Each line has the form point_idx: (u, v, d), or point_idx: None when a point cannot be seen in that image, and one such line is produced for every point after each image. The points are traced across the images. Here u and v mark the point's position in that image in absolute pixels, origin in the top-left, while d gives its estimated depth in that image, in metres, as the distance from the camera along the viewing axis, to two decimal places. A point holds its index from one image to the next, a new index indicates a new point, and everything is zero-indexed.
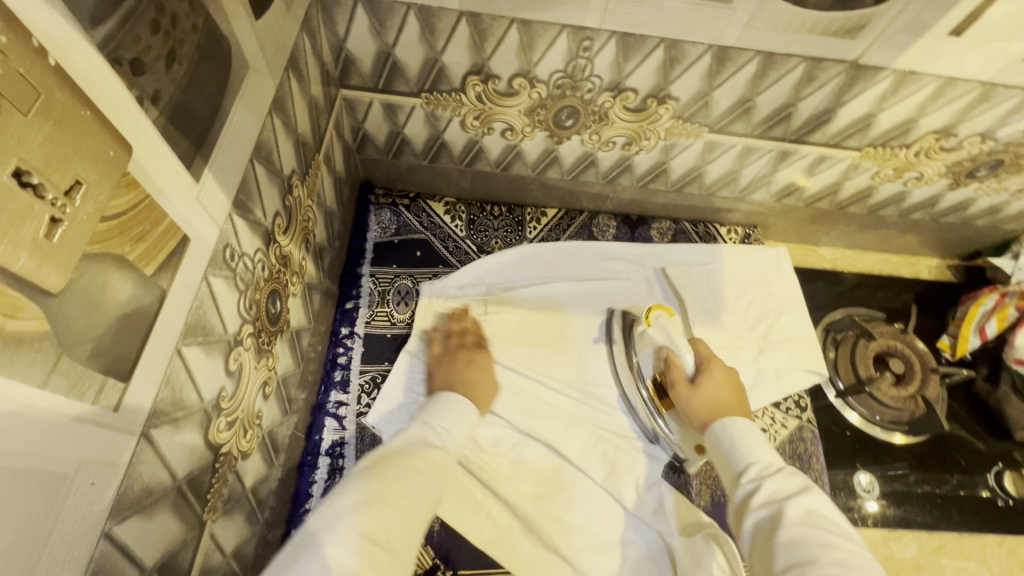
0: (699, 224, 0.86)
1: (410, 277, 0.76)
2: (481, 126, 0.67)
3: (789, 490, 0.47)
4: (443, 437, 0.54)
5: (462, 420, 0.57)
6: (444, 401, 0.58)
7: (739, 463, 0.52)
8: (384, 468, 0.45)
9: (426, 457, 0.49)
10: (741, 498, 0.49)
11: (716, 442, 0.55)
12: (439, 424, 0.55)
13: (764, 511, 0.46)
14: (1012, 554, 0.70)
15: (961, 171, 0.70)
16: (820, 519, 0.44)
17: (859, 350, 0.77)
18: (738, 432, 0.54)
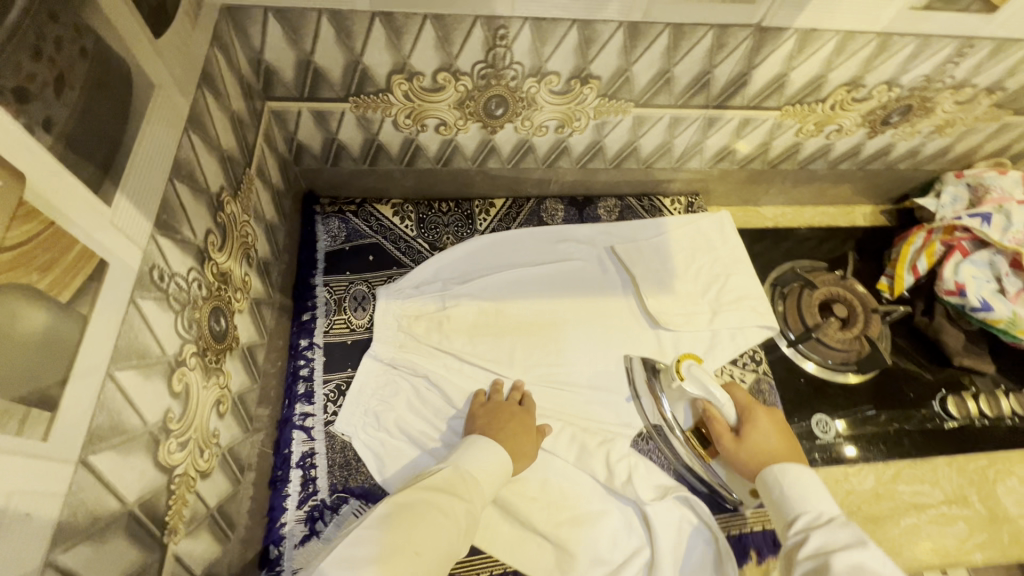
0: (644, 197, 0.88)
1: (365, 282, 0.76)
2: (414, 124, 0.67)
3: (837, 543, 0.47)
4: (471, 481, 0.56)
5: (496, 460, 0.59)
6: (478, 445, 0.60)
7: (790, 514, 0.53)
8: (402, 520, 0.48)
9: (439, 504, 0.50)
10: (791, 548, 0.50)
11: (768, 490, 0.57)
12: (471, 467, 0.57)
13: (811, 564, 0.46)
14: (961, 473, 0.74)
15: (876, 119, 0.74)
16: (868, 573, 0.43)
17: (804, 300, 0.81)
18: (790, 482, 0.55)
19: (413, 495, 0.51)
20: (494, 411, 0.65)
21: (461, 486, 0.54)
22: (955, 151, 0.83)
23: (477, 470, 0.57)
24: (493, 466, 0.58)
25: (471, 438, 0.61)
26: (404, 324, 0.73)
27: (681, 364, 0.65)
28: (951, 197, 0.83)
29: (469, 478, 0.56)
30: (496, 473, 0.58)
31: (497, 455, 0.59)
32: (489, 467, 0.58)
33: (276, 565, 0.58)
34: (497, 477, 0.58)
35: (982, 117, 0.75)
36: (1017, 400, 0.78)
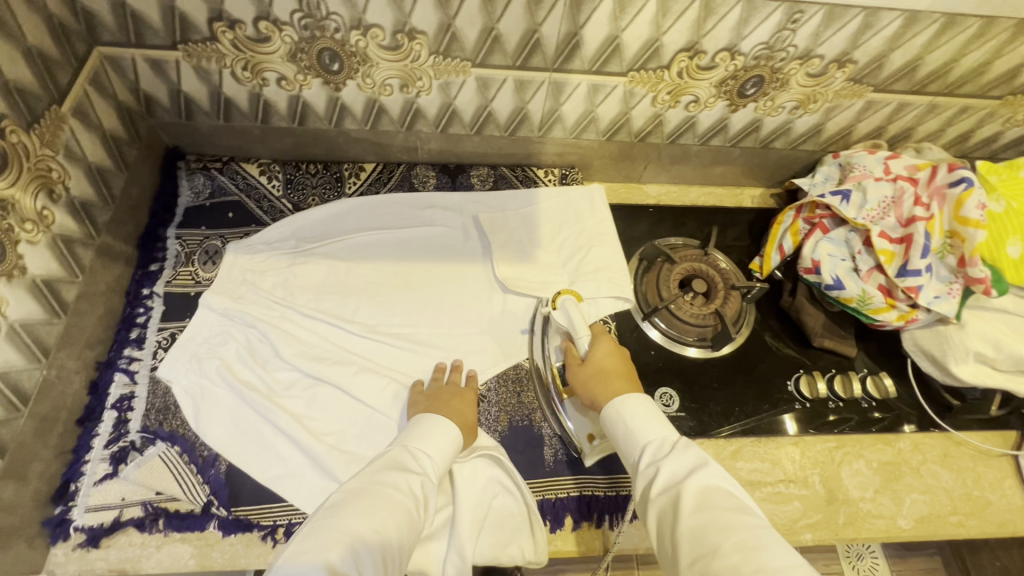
0: (518, 168, 0.88)
1: (220, 237, 0.77)
2: (254, 76, 0.68)
3: (683, 471, 0.51)
4: (425, 463, 0.56)
5: (445, 441, 0.59)
6: (427, 422, 0.60)
7: (637, 450, 0.55)
8: (353, 505, 0.48)
9: (395, 485, 0.52)
10: (643, 487, 0.53)
11: (613, 427, 0.59)
12: (418, 448, 0.57)
13: (665, 497, 0.50)
14: (806, 453, 0.72)
15: (730, 90, 0.73)
16: (713, 497, 0.48)
17: (664, 274, 0.80)
18: (630, 416, 0.58)
19: (368, 479, 0.52)
20: (442, 394, 0.65)
21: (412, 466, 0.55)
22: (829, 130, 0.81)
23: (431, 448, 0.58)
24: (440, 445, 0.58)
25: (416, 420, 0.61)
26: (249, 278, 0.73)
27: (558, 296, 0.72)
28: (824, 176, 0.82)
29: (428, 458, 0.57)
30: (445, 452, 0.58)
31: (450, 428, 0.60)
32: (448, 440, 0.59)
33: (72, 499, 0.59)
34: (450, 455, 0.59)
35: (842, 92, 0.74)
36: (873, 384, 0.77)
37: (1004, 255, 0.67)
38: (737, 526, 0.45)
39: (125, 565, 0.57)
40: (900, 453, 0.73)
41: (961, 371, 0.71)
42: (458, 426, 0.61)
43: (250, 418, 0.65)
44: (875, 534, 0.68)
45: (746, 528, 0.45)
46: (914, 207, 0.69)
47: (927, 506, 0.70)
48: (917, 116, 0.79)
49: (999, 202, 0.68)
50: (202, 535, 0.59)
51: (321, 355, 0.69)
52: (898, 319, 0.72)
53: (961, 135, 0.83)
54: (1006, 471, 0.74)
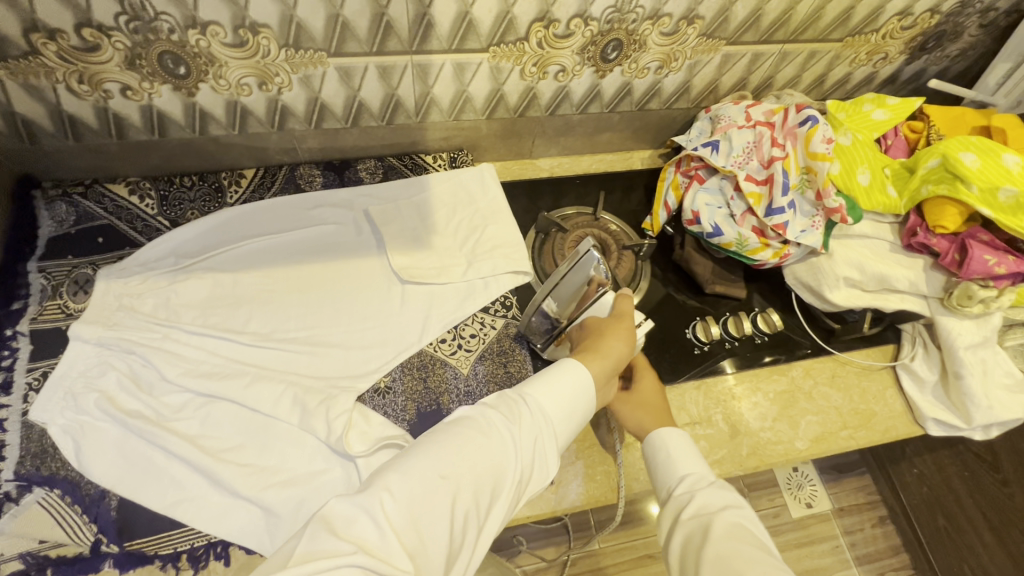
0: (406, 157, 0.87)
1: (91, 265, 0.73)
2: (94, 89, 0.64)
3: (716, 505, 0.56)
4: (530, 414, 0.53)
5: (556, 396, 0.56)
6: (549, 370, 0.58)
7: (675, 481, 0.60)
8: (435, 445, 0.48)
9: (482, 429, 0.50)
10: (673, 511, 0.58)
11: (655, 454, 0.64)
12: (530, 399, 0.54)
13: (692, 520, 0.55)
14: (708, 394, 0.76)
15: (593, 56, 0.75)
16: (740, 532, 0.52)
17: (558, 243, 0.82)
18: (676, 447, 0.63)
19: (460, 419, 0.51)
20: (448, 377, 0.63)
21: (517, 413, 0.53)
22: (696, 86, 0.85)
23: (545, 398, 0.55)
24: (551, 398, 0.55)
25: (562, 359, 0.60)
26: (125, 303, 0.70)
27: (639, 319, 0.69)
28: (699, 130, 0.85)
29: (544, 405, 0.55)
30: (553, 406, 0.55)
31: (574, 375, 0.58)
32: (576, 383, 0.58)
33: None
34: (563, 408, 0.56)
35: (698, 48, 0.77)
36: (763, 321, 0.81)
37: (857, 183, 0.73)
38: (759, 560, 0.49)
39: None
40: (793, 381, 0.78)
41: (835, 296, 0.77)
42: (584, 378, 0.59)
43: (140, 448, 0.62)
44: (775, 459, 0.72)
45: (767, 567, 0.48)
46: (771, 148, 0.73)
47: (820, 425, 0.75)
48: (772, 64, 0.83)
49: (847, 135, 0.74)
50: None
51: (211, 371, 0.67)
52: (774, 257, 0.76)
53: (817, 79, 0.89)
54: (887, 382, 0.80)
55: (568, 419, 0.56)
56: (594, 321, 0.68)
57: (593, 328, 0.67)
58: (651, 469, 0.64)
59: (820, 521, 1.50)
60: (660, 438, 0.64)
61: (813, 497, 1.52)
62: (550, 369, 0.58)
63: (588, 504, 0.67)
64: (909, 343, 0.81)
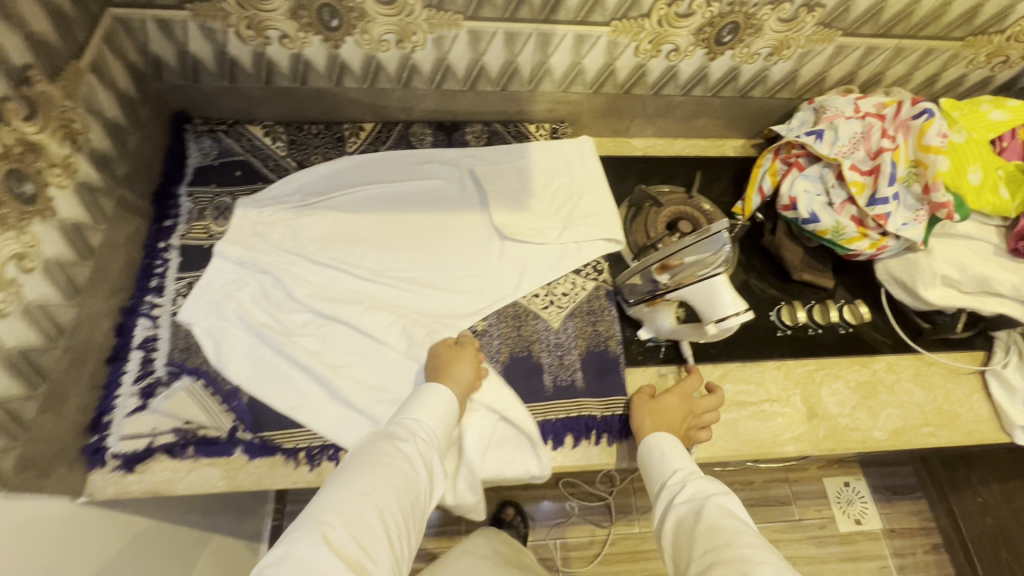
0: (510, 124, 0.92)
1: (230, 194, 0.81)
2: (257, 35, 0.72)
3: (707, 491, 0.58)
4: (413, 435, 0.58)
5: (432, 413, 0.60)
6: (424, 393, 0.61)
7: (667, 471, 0.62)
8: (355, 471, 0.52)
9: (393, 454, 0.55)
10: (666, 502, 0.60)
11: (649, 450, 0.64)
12: (404, 420, 0.59)
13: (688, 509, 0.57)
14: (788, 375, 0.77)
15: (708, 38, 0.78)
16: (731, 513, 0.55)
17: (652, 217, 0.84)
18: (668, 444, 0.64)
19: (368, 446, 0.55)
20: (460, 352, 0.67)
21: (415, 436, 0.58)
22: (802, 77, 0.86)
23: (427, 417, 0.60)
24: (431, 417, 0.60)
25: (423, 388, 0.62)
26: (259, 230, 0.78)
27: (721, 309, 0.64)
28: (800, 121, 0.86)
29: (425, 427, 0.59)
30: (432, 422, 0.60)
31: (439, 398, 0.62)
32: (439, 405, 0.61)
33: (106, 429, 0.63)
34: (441, 424, 0.60)
35: (813, 37, 0.78)
36: (850, 311, 0.82)
37: (966, 182, 0.73)
38: (749, 532, 0.52)
39: (161, 487, 0.63)
40: (875, 373, 0.79)
41: (929, 294, 0.77)
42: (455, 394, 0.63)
43: (267, 356, 0.69)
44: (853, 445, 0.73)
45: (754, 539, 0.52)
46: (881, 139, 0.74)
47: (900, 419, 0.76)
48: (885, 60, 0.83)
49: (960, 134, 0.74)
50: (230, 460, 0.65)
51: (331, 297, 0.74)
52: (871, 248, 0.76)
53: (928, 79, 0.88)
54: (974, 387, 0.79)
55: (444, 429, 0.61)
56: (441, 352, 0.68)
57: (434, 357, 0.68)
58: (644, 464, 0.65)
59: (869, 539, 1.47)
60: (655, 440, 0.64)
61: (863, 514, 1.48)
62: (418, 394, 0.61)
63: None
64: (1001, 351, 0.80)
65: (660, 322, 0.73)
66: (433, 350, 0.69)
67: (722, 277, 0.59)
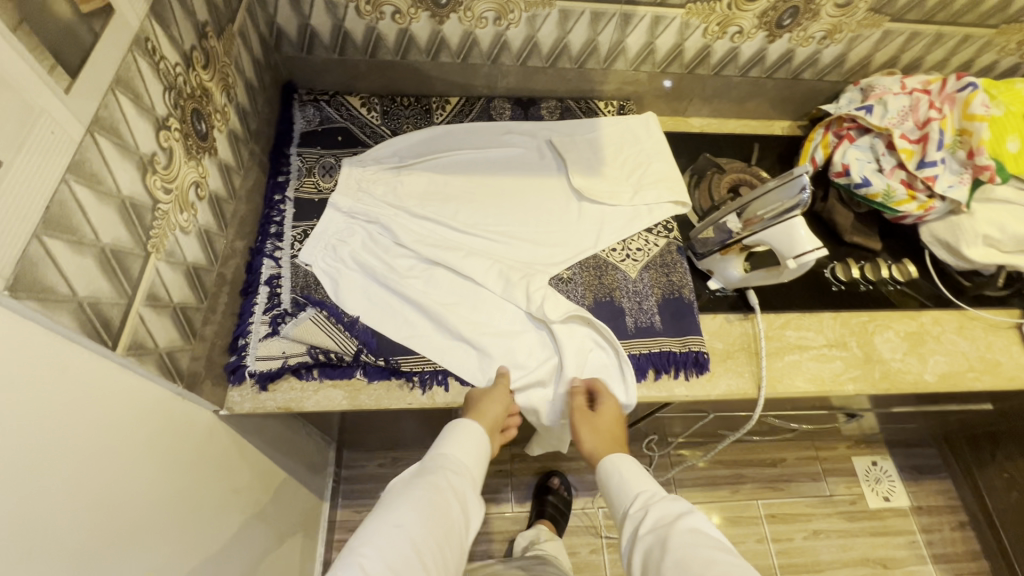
0: (581, 101, 1.01)
1: (334, 156, 0.89)
2: (373, 10, 0.81)
3: (672, 515, 0.56)
4: (447, 466, 0.60)
5: (466, 444, 0.64)
6: (456, 429, 0.65)
7: (629, 499, 0.61)
8: (407, 500, 0.54)
9: (426, 485, 0.57)
10: (632, 532, 0.58)
11: (609, 478, 0.65)
12: (438, 455, 0.62)
13: (650, 535, 0.55)
14: (844, 324, 0.84)
15: (770, 22, 0.87)
16: (701, 535, 0.53)
17: (714, 182, 0.93)
18: (624, 470, 0.64)
19: (398, 485, 0.57)
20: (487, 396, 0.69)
21: (445, 467, 0.60)
22: (850, 61, 0.95)
23: (457, 450, 0.63)
24: (464, 447, 0.63)
25: (455, 423, 0.67)
26: (364, 185, 0.85)
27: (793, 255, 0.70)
28: (848, 100, 0.95)
29: (455, 460, 0.62)
30: (465, 454, 0.63)
31: (470, 430, 0.65)
32: (474, 440, 0.65)
33: (243, 350, 0.71)
34: (474, 453, 0.64)
35: (864, 22, 0.87)
36: (898, 270, 0.89)
37: (1005, 149, 0.81)
38: (719, 557, 0.49)
39: (291, 404, 0.70)
40: (922, 325, 0.86)
41: (972, 252, 0.84)
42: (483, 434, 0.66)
43: (381, 295, 0.77)
44: (906, 386, 0.80)
45: (727, 564, 0.48)
46: (928, 111, 0.82)
47: (948, 365, 0.83)
48: (925, 45, 0.92)
49: (1000, 108, 0.82)
50: (351, 381, 0.72)
51: (433, 244, 0.81)
52: (919, 209, 0.84)
53: (964, 64, 0.97)
54: (1013, 339, 0.86)
55: (475, 462, 0.64)
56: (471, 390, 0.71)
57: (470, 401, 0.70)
58: (608, 493, 0.65)
59: (897, 515, 1.52)
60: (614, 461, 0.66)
61: (891, 492, 1.54)
62: (452, 431, 0.65)
63: (737, 395, 0.77)
64: None
65: (729, 272, 0.81)
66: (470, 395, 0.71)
67: (799, 217, 0.67)
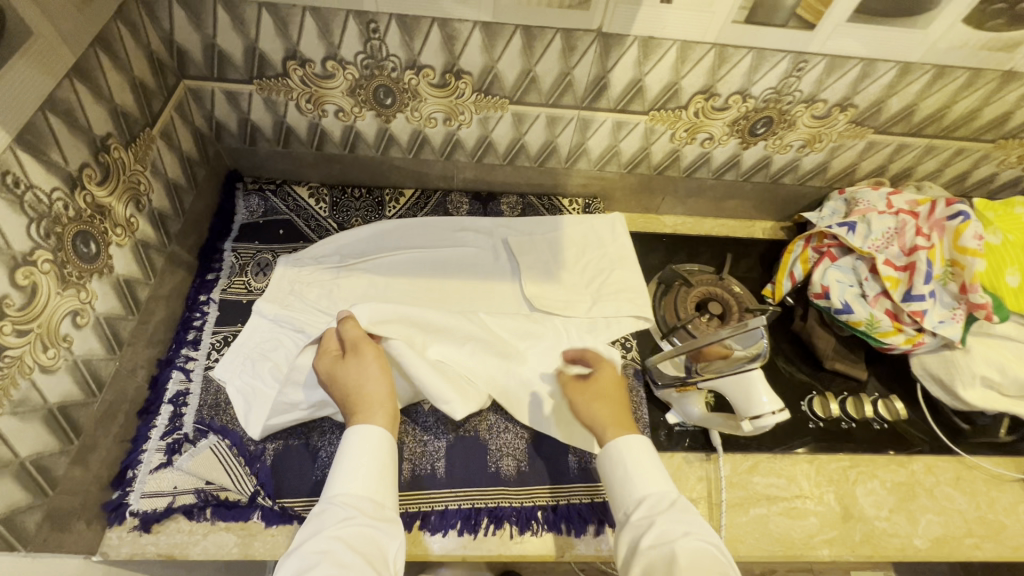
0: (545, 197, 0.95)
1: (271, 251, 0.83)
2: (315, 108, 0.77)
3: (675, 531, 0.53)
4: (343, 508, 0.53)
5: (358, 466, 0.56)
6: (346, 447, 0.57)
7: (632, 502, 0.58)
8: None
9: (322, 549, 0.49)
10: (632, 541, 0.55)
11: (613, 471, 0.61)
12: (335, 496, 0.54)
13: (652, 551, 0.52)
14: (820, 471, 0.74)
15: (742, 130, 0.80)
16: (706, 559, 0.50)
17: (681, 297, 0.85)
18: (630, 458, 0.60)
19: (303, 547, 0.50)
20: (342, 364, 0.64)
21: (342, 511, 0.53)
22: (833, 168, 0.88)
23: (350, 482, 0.55)
24: (358, 475, 0.55)
25: (346, 436, 0.59)
26: (297, 289, 0.79)
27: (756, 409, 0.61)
28: (831, 210, 0.87)
29: (352, 499, 0.54)
30: (362, 481, 0.55)
31: (359, 442, 0.57)
32: (375, 444, 0.58)
33: (129, 484, 0.63)
34: (372, 469, 0.56)
35: (845, 133, 0.81)
36: (885, 406, 0.80)
37: (1004, 283, 0.71)
38: None
39: (174, 550, 0.62)
40: (913, 474, 0.75)
41: (968, 394, 0.75)
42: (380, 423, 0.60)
43: (293, 394, 0.66)
44: (892, 553, 0.69)
45: None
46: (915, 237, 0.74)
47: (943, 527, 0.71)
48: (916, 156, 0.85)
49: (997, 235, 0.74)
50: (246, 525, 0.64)
51: None
52: (906, 342, 0.75)
53: (959, 175, 0.89)
54: (1020, 497, 0.75)
55: (379, 480, 0.56)
56: (343, 373, 0.63)
57: (336, 381, 0.63)
58: (611, 482, 0.61)
59: None
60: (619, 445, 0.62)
61: None
62: (342, 456, 0.57)
63: None
64: None
65: (689, 407, 0.72)
66: (321, 375, 0.64)
67: (757, 370, 0.59)
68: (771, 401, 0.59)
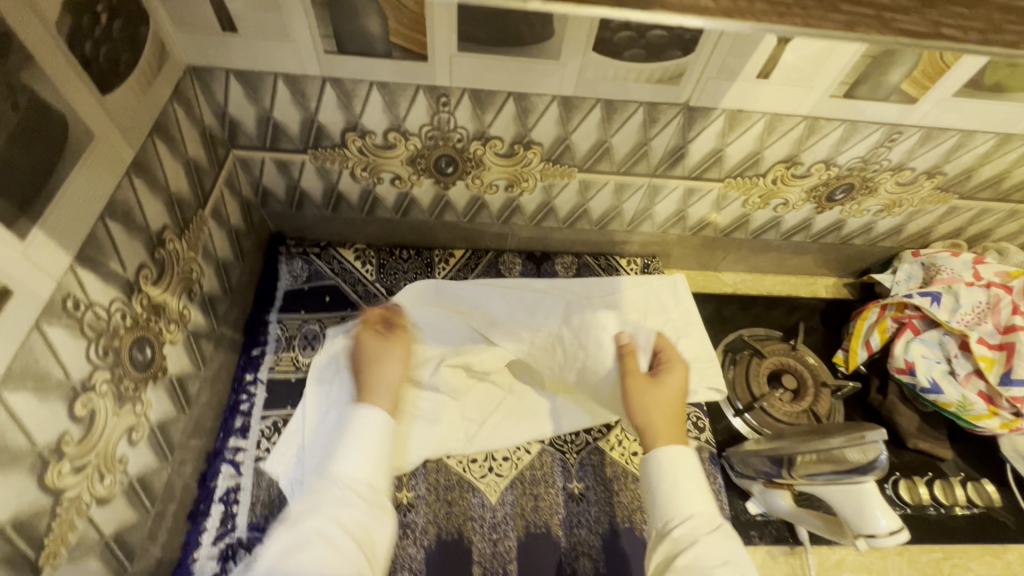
0: (601, 257, 0.90)
1: (319, 322, 0.77)
2: (370, 176, 0.72)
3: (715, 559, 0.49)
4: (343, 484, 0.52)
5: (362, 448, 0.55)
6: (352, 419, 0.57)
7: (672, 515, 0.53)
8: (295, 552, 0.46)
9: (321, 527, 0.48)
10: (666, 555, 0.51)
11: (654, 478, 0.55)
12: (336, 472, 0.53)
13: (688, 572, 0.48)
14: (912, 564, 0.70)
15: (820, 196, 0.76)
16: None
17: (754, 369, 0.81)
18: (674, 470, 0.55)
19: (296, 520, 0.49)
20: (376, 348, 0.65)
21: (340, 490, 0.51)
22: (908, 231, 0.84)
23: (352, 461, 0.54)
24: (364, 456, 0.54)
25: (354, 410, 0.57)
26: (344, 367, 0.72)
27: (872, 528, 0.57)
28: (907, 275, 0.82)
29: (356, 479, 0.53)
30: (370, 463, 0.54)
31: (367, 422, 0.56)
32: (376, 428, 0.56)
33: None
34: (381, 452, 0.55)
35: (928, 199, 0.76)
36: (975, 489, 0.75)
37: None
38: None
39: None
40: (1009, 566, 0.71)
41: None
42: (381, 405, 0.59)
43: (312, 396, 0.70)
44: None
45: None
46: (1012, 315, 0.71)
47: None
48: (997, 220, 0.81)
49: None
50: None
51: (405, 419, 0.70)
52: (1001, 426, 0.72)
53: None
54: None
55: (383, 466, 0.55)
56: (374, 352, 0.65)
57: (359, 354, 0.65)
58: (649, 486, 0.56)
59: None
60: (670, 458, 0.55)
61: None
62: (353, 432, 0.56)
63: None
64: None
65: (774, 499, 0.67)
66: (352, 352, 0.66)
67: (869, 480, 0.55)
68: (889, 517, 0.55)
